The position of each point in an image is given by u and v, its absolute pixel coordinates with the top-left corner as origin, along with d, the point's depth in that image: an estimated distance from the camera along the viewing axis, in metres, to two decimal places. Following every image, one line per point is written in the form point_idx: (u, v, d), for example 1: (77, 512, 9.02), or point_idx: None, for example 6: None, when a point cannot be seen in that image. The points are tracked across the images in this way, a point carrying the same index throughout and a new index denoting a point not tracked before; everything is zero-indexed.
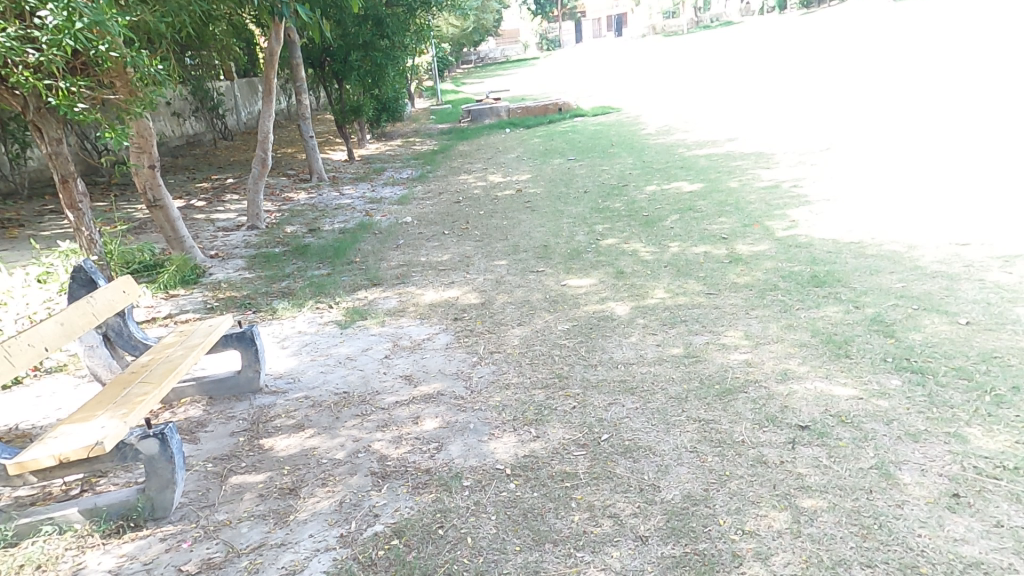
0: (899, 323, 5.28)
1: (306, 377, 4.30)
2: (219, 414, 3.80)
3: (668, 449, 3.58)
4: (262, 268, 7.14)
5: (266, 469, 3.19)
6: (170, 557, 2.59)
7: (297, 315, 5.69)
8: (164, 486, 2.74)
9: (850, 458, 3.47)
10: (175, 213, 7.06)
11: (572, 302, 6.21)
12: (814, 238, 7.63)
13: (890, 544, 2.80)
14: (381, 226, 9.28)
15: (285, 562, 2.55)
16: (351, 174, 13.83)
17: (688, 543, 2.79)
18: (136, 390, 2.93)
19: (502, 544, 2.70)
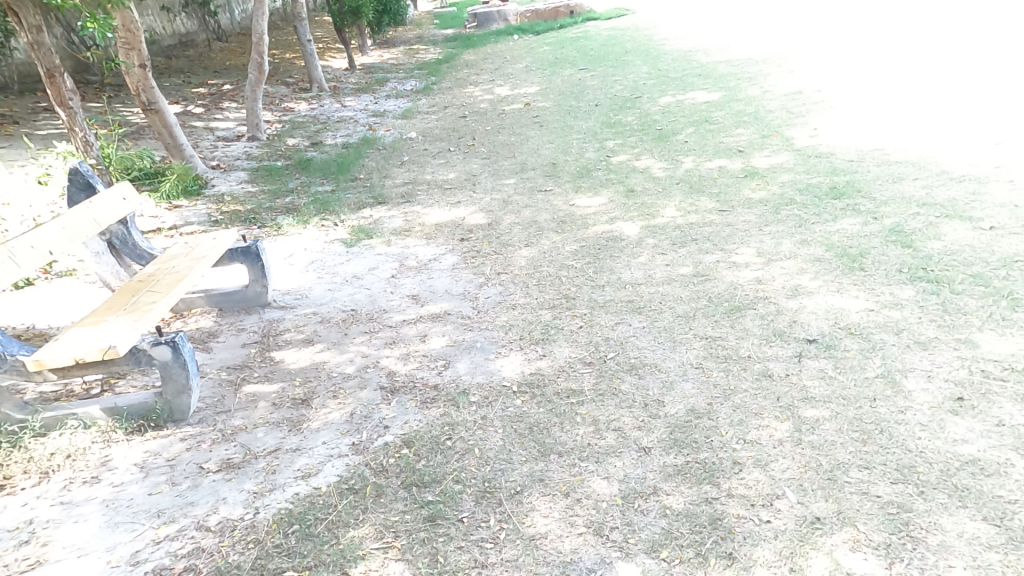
0: (919, 233, 5.05)
1: (314, 294, 4.24)
2: (231, 325, 3.77)
3: (673, 366, 3.68)
4: (265, 182, 6.93)
5: (279, 380, 3.14)
6: (192, 456, 2.56)
7: (303, 232, 5.57)
8: (180, 391, 2.69)
9: (856, 368, 3.51)
10: (172, 118, 6.72)
11: (580, 223, 6.03)
12: (835, 147, 7.15)
13: (889, 447, 2.82)
14: (385, 141, 8.90)
15: (300, 465, 2.50)
16: (352, 84, 13.04)
17: (690, 453, 2.85)
18: (145, 299, 2.82)
19: (509, 455, 2.74)
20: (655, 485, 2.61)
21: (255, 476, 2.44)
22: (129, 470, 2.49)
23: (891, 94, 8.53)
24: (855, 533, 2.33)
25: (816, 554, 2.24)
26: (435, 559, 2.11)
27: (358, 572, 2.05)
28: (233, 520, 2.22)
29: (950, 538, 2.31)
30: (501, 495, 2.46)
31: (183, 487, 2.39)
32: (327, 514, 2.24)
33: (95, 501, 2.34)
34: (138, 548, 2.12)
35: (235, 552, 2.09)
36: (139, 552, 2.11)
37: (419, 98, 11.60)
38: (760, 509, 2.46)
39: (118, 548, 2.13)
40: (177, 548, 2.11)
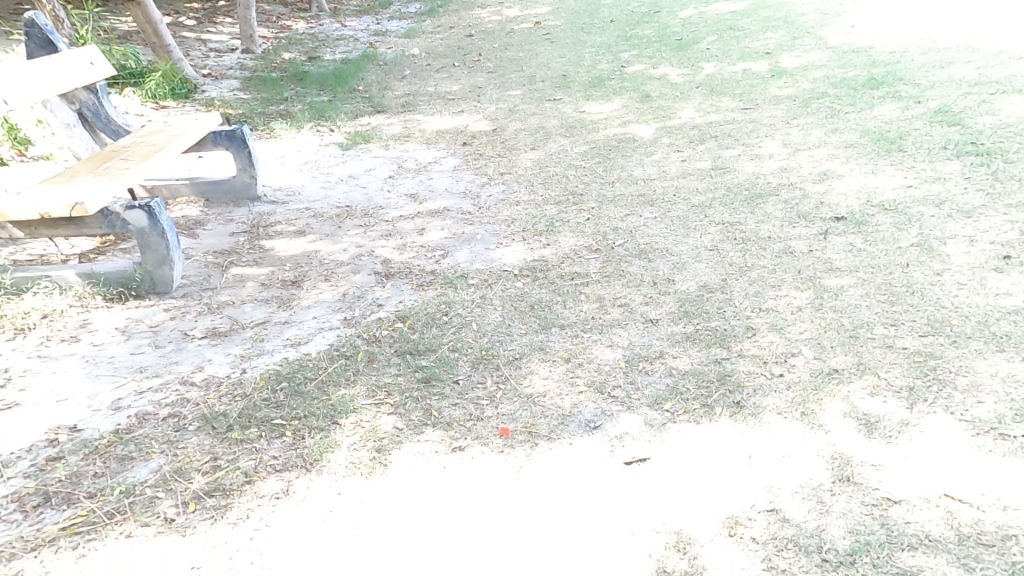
0: (968, 111, 4.65)
1: (307, 192, 4.11)
2: (219, 215, 3.71)
3: (685, 251, 3.41)
4: (258, 91, 6.64)
5: (268, 265, 3.12)
6: (176, 324, 2.57)
7: (296, 136, 5.39)
8: (161, 262, 2.71)
9: (888, 240, 3.22)
10: (156, 14, 6.29)
11: (591, 127, 5.63)
12: (875, 43, 6.49)
13: (920, 306, 2.60)
14: (386, 58, 8.39)
15: (290, 335, 2.50)
16: (352, 5, 12.25)
17: (700, 322, 2.69)
18: (116, 164, 2.78)
19: (508, 328, 2.65)
20: (661, 350, 2.47)
21: (243, 342, 2.44)
22: (110, 333, 2.48)
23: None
24: (875, 380, 2.18)
25: (830, 400, 2.10)
26: (429, 413, 2.07)
27: (350, 423, 2.02)
28: (220, 377, 2.22)
29: (980, 379, 2.15)
30: (499, 361, 2.38)
31: (168, 349, 2.39)
32: (317, 374, 2.23)
33: (74, 357, 2.33)
34: (120, 396, 2.12)
35: (221, 403, 2.08)
36: (120, 399, 2.11)
37: (421, 18, 10.85)
38: (773, 365, 2.32)
39: (99, 395, 2.13)
40: (161, 398, 2.12)
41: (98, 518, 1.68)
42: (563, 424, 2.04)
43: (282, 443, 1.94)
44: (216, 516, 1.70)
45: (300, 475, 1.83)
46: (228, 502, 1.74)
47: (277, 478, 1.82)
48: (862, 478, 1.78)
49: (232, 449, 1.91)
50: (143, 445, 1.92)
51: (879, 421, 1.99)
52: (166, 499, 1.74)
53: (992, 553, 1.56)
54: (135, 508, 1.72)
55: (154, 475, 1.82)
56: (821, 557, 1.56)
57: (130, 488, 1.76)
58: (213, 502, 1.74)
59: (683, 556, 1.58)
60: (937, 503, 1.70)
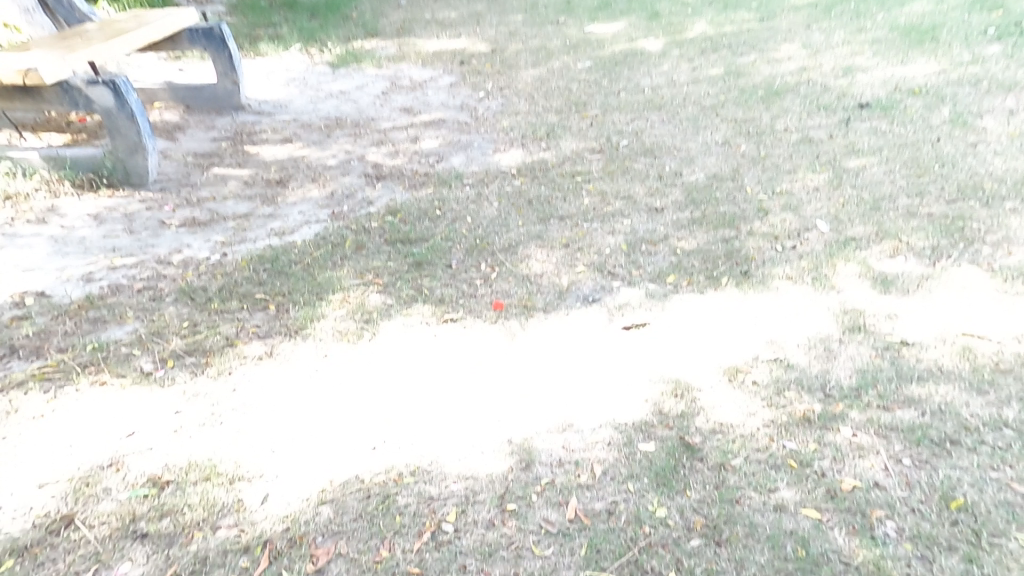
0: (1012, 2, 4.24)
1: (295, 103, 3.93)
2: (200, 121, 3.58)
3: (695, 146, 3.17)
4: (243, 16, 6.32)
5: (252, 167, 3.01)
6: (152, 212, 2.52)
7: (285, 56, 5.15)
8: (134, 149, 2.66)
9: (917, 119, 2.95)
10: None
11: (595, 45, 5.27)
12: None
13: (952, 175, 2.39)
14: None
15: (274, 227, 2.42)
16: None
17: (707, 208, 2.48)
18: (78, 44, 2.75)
19: (506, 222, 2.49)
20: (666, 234, 2.29)
21: (224, 231, 2.39)
22: (80, 218, 2.45)
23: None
24: (896, 242, 2.02)
25: (845, 264, 1.95)
26: (420, 290, 2.01)
27: (338, 299, 1.97)
28: (198, 258, 2.19)
29: (1014, 232, 1.99)
30: (494, 248, 2.26)
31: (143, 235, 2.35)
32: (302, 259, 2.17)
33: (42, 237, 2.32)
34: (92, 271, 2.12)
35: (200, 279, 2.06)
36: (91, 273, 2.11)
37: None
38: (785, 240, 2.15)
39: (69, 268, 2.14)
40: (135, 273, 2.11)
41: (70, 367, 1.71)
42: (561, 298, 1.94)
43: (264, 313, 1.91)
44: (196, 371, 1.69)
45: (284, 340, 1.80)
46: (208, 360, 1.73)
47: (261, 342, 1.79)
48: (875, 326, 1.66)
49: (212, 317, 1.89)
50: (117, 310, 1.92)
51: (897, 279, 1.84)
52: (142, 355, 1.75)
53: (1008, 378, 1.46)
54: (109, 360, 1.74)
55: (129, 335, 1.83)
56: (825, 393, 1.47)
57: (102, 344, 1.78)
58: (192, 359, 1.73)
59: (680, 400, 1.50)
60: (954, 341, 1.58)
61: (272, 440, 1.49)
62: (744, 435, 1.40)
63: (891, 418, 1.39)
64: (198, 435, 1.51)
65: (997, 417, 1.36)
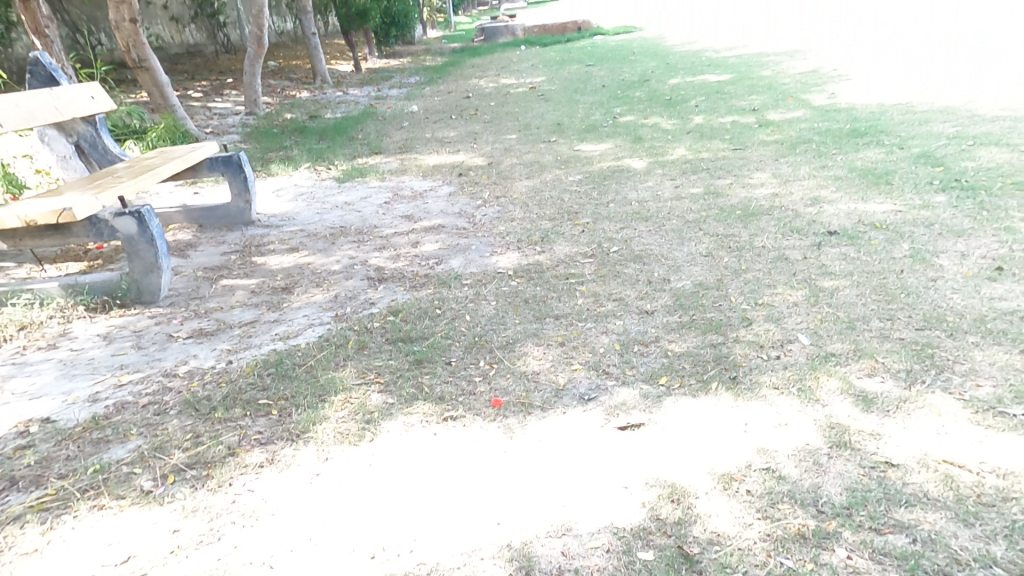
0: (951, 157, 4.87)
1: (301, 216, 4.21)
2: (212, 239, 3.80)
3: (680, 255, 3.42)
4: (258, 142, 6.95)
5: (258, 276, 3.15)
6: (160, 327, 2.58)
7: (294, 174, 5.59)
8: (148, 268, 2.75)
9: (881, 252, 3.25)
10: (163, 78, 6.43)
11: (585, 162, 5.83)
12: (855, 104, 6.99)
13: (917, 305, 2.60)
14: (385, 114, 8.83)
15: (279, 331, 2.50)
16: (357, 78, 13.02)
17: (695, 313, 2.62)
18: (110, 182, 2.96)
19: (502, 319, 2.60)
20: (657, 335, 2.40)
21: (230, 338, 2.45)
22: (90, 340, 2.50)
23: (906, 67, 8.41)
24: (872, 363, 2.14)
25: (828, 378, 2.04)
26: (420, 389, 2.03)
27: (338, 399, 1.99)
28: (203, 367, 2.22)
29: (978, 365, 2.10)
30: (492, 345, 2.33)
31: (151, 349, 2.39)
32: (305, 360, 2.21)
33: (52, 361, 2.35)
34: (98, 390, 2.12)
35: (205, 389, 2.08)
36: (98, 392, 2.10)
37: (420, 87, 11.44)
38: (769, 349, 2.26)
39: (75, 391, 2.13)
40: (141, 388, 2.11)
41: (70, 494, 1.65)
42: (556, 396, 1.97)
43: (267, 420, 1.90)
44: (196, 485, 1.66)
45: (285, 446, 1.79)
46: (210, 471, 1.70)
47: (261, 450, 1.78)
48: (860, 444, 1.70)
49: (215, 426, 1.88)
50: (120, 429, 1.89)
51: (876, 399, 1.92)
52: (143, 473, 1.71)
53: (992, 511, 1.47)
54: (109, 482, 1.68)
55: (131, 454, 1.79)
56: (817, 509, 1.47)
57: (104, 465, 1.74)
58: (194, 473, 1.70)
59: (677, 506, 1.48)
60: (936, 468, 1.61)
61: (270, 553, 1.44)
62: (741, 548, 1.37)
63: (884, 540, 1.38)
64: (198, 554, 1.45)
65: (985, 552, 1.36)
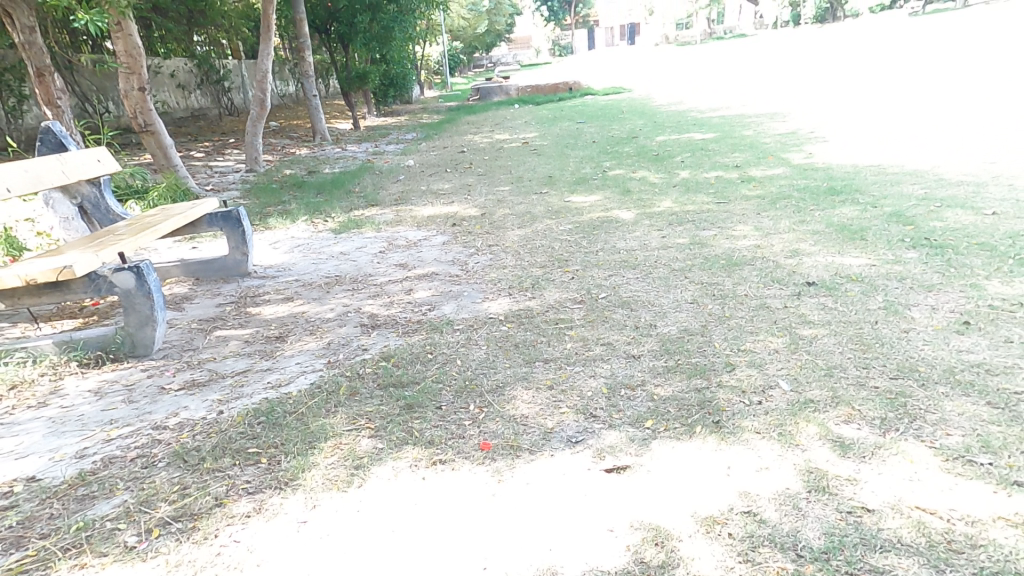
0: (921, 217, 5.15)
1: (297, 266, 4.31)
2: (207, 291, 3.85)
3: (666, 302, 3.53)
4: (257, 197, 7.15)
5: (253, 325, 3.20)
6: (152, 379, 2.59)
7: (291, 227, 5.72)
8: (143, 322, 2.77)
9: (857, 303, 3.40)
10: (168, 140, 6.66)
11: (575, 212, 6.06)
12: (831, 164, 7.42)
13: (890, 354, 2.71)
14: (382, 168, 9.18)
15: (271, 379, 2.53)
16: (355, 135, 13.56)
17: (680, 358, 2.69)
18: (111, 240, 3.00)
19: (493, 362, 2.65)
20: (643, 379, 2.46)
21: (221, 389, 2.46)
22: (81, 395, 2.50)
23: (875, 132, 9.01)
24: (849, 410, 2.20)
25: (807, 423, 2.09)
26: (410, 433, 2.05)
27: (327, 445, 2.00)
28: (194, 419, 2.21)
29: (949, 415, 2.17)
30: (482, 389, 2.36)
31: (141, 402, 2.39)
32: (296, 408, 2.23)
33: (41, 419, 2.33)
34: (86, 446, 2.10)
35: (194, 440, 2.07)
36: (86, 448, 2.08)
37: (416, 142, 11.94)
38: (752, 394, 2.32)
39: (63, 447, 2.10)
40: (130, 442, 2.10)
41: (51, 553, 1.60)
42: (545, 439, 1.99)
43: (256, 469, 1.89)
44: (181, 538, 1.63)
45: (273, 494, 1.78)
46: (195, 524, 1.68)
47: (249, 499, 1.76)
48: (838, 488, 1.73)
49: (203, 477, 1.86)
50: (107, 484, 1.87)
51: (853, 445, 1.96)
52: (127, 528, 1.67)
53: (962, 558, 1.50)
54: (92, 539, 1.64)
55: (116, 509, 1.75)
56: (796, 553, 1.49)
57: (88, 522, 1.70)
58: (179, 525, 1.67)
59: (661, 549, 1.49)
60: (909, 514, 1.64)
61: None
62: None
63: None
64: None
65: None
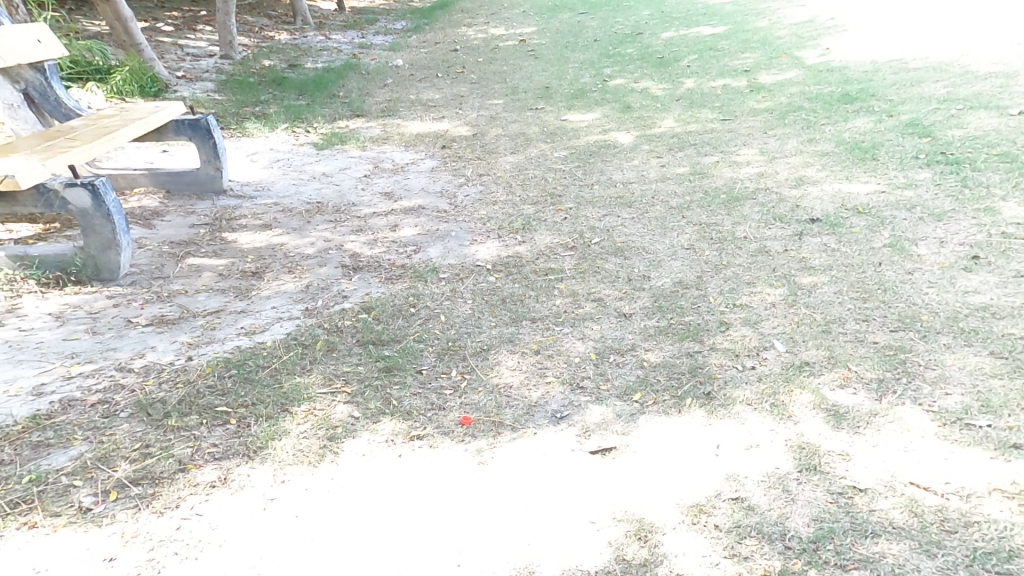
0: (939, 125, 4.80)
1: (276, 187, 3.99)
2: (180, 208, 3.56)
3: (661, 248, 3.37)
4: (234, 93, 6.34)
5: (228, 256, 3.00)
6: (120, 310, 2.46)
7: (270, 135, 5.22)
8: (106, 246, 2.59)
9: (861, 241, 3.24)
10: (127, 11, 5.79)
11: (572, 134, 5.65)
12: (847, 62, 6.80)
13: (892, 302, 2.61)
14: (368, 67, 8.37)
15: (245, 324, 2.40)
16: (339, 20, 12.22)
17: (673, 317, 2.60)
18: (61, 145, 2.67)
19: (478, 321, 2.54)
20: (634, 343, 2.39)
21: (192, 330, 2.35)
22: (42, 318, 2.38)
23: (897, 17, 8.23)
24: (846, 372, 2.15)
25: (801, 391, 2.05)
26: (387, 401, 1.99)
27: (301, 410, 1.94)
28: (161, 363, 2.13)
29: (950, 372, 2.13)
30: (465, 352, 2.30)
31: (106, 335, 2.29)
32: (270, 362, 2.14)
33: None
34: (45, 381, 2.03)
35: (160, 390, 2.00)
36: (44, 385, 2.01)
37: (405, 34, 10.84)
38: (745, 358, 2.27)
39: (19, 381, 2.03)
40: (91, 383, 2.03)
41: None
42: (528, 415, 1.96)
43: (223, 431, 1.85)
44: (139, 506, 1.61)
45: (240, 464, 1.74)
46: (155, 490, 1.65)
47: (215, 467, 1.73)
48: (830, 467, 1.73)
49: (166, 436, 1.82)
50: (64, 432, 1.82)
51: (848, 413, 1.94)
52: (83, 487, 1.65)
53: (954, 539, 1.52)
54: (45, 496, 1.62)
55: (73, 462, 1.72)
56: (784, 544, 1.51)
57: (41, 475, 1.67)
58: (138, 490, 1.65)
59: (644, 544, 1.51)
60: (901, 492, 1.65)
61: None
62: None
63: None
64: None
65: None
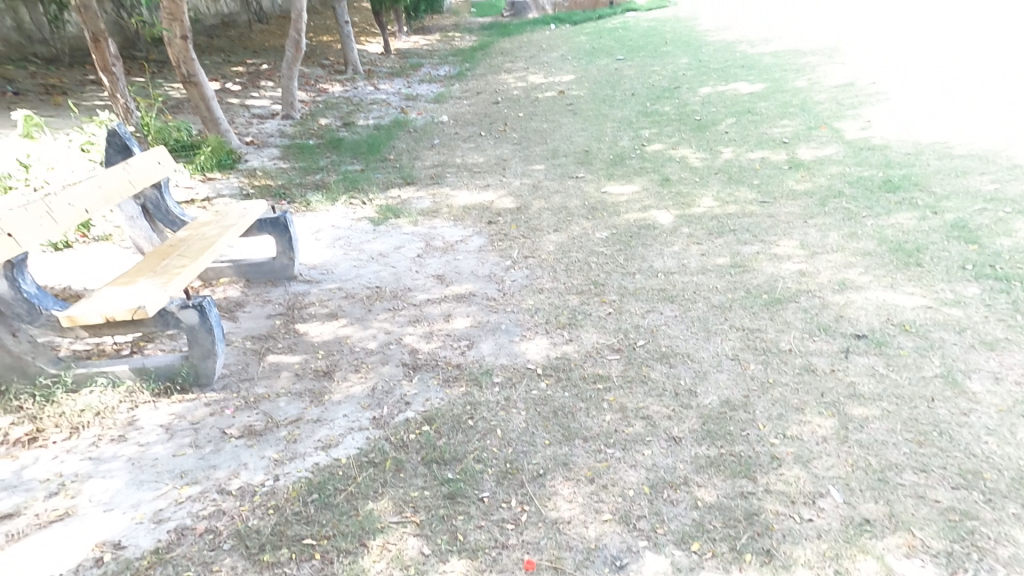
0: (985, 230, 4.79)
1: (339, 270, 4.28)
2: (257, 296, 3.85)
3: (707, 356, 3.40)
4: (297, 160, 6.81)
5: (301, 351, 3.23)
6: (215, 420, 2.68)
7: (332, 209, 5.55)
8: (206, 354, 2.81)
9: (910, 367, 3.24)
10: (210, 92, 6.49)
11: (612, 210, 5.82)
12: (890, 140, 6.91)
13: (950, 450, 2.60)
14: (416, 124, 8.84)
15: (321, 436, 2.59)
16: (388, 67, 12.97)
17: (723, 446, 2.63)
18: (176, 263, 2.98)
19: (533, 437, 2.63)
20: (685, 475, 2.44)
21: (276, 444, 2.54)
22: (154, 430, 2.62)
23: (942, 91, 8.34)
24: (909, 538, 2.19)
25: (865, 557, 2.12)
26: (455, 536, 2.14)
27: (377, 544, 2.10)
28: (253, 484, 2.33)
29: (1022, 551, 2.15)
30: (523, 477, 2.40)
31: (206, 450, 2.51)
32: (347, 485, 2.32)
33: (121, 459, 2.47)
34: (161, 507, 2.24)
35: (255, 517, 2.19)
36: (162, 511, 2.23)
37: (451, 84, 11.47)
38: (802, 506, 2.31)
39: (142, 506, 2.25)
40: (198, 509, 2.23)
41: None
42: (588, 560, 2.08)
43: (310, 568, 2.02)
44: None
45: None
46: None
47: None
48: None
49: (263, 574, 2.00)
50: (179, 568, 2.02)
51: None
52: None
53: None
54: None
55: None
56: None
57: None
58: None
59: None
60: None
61: None
62: None
63: None
64: None
65: None
